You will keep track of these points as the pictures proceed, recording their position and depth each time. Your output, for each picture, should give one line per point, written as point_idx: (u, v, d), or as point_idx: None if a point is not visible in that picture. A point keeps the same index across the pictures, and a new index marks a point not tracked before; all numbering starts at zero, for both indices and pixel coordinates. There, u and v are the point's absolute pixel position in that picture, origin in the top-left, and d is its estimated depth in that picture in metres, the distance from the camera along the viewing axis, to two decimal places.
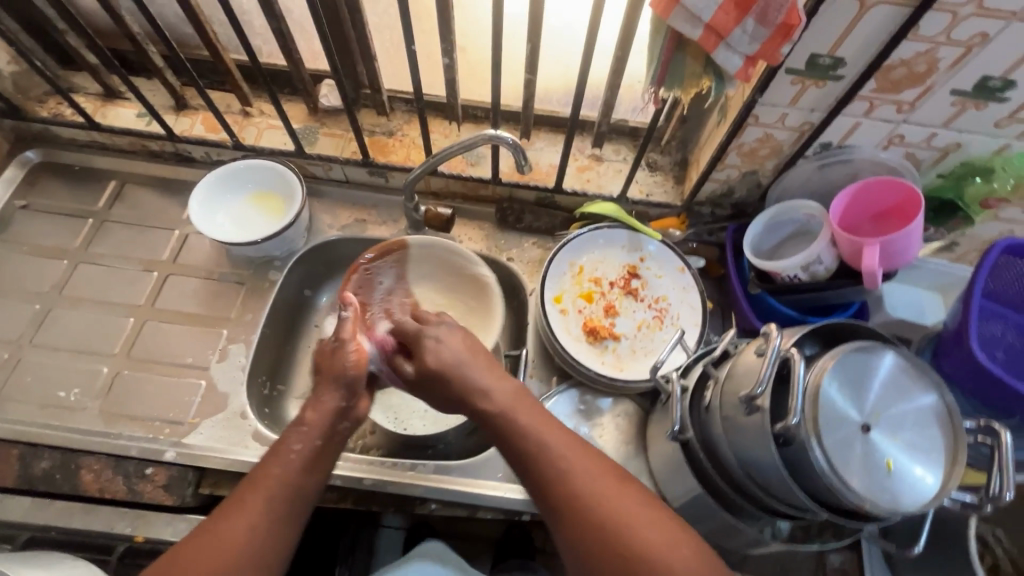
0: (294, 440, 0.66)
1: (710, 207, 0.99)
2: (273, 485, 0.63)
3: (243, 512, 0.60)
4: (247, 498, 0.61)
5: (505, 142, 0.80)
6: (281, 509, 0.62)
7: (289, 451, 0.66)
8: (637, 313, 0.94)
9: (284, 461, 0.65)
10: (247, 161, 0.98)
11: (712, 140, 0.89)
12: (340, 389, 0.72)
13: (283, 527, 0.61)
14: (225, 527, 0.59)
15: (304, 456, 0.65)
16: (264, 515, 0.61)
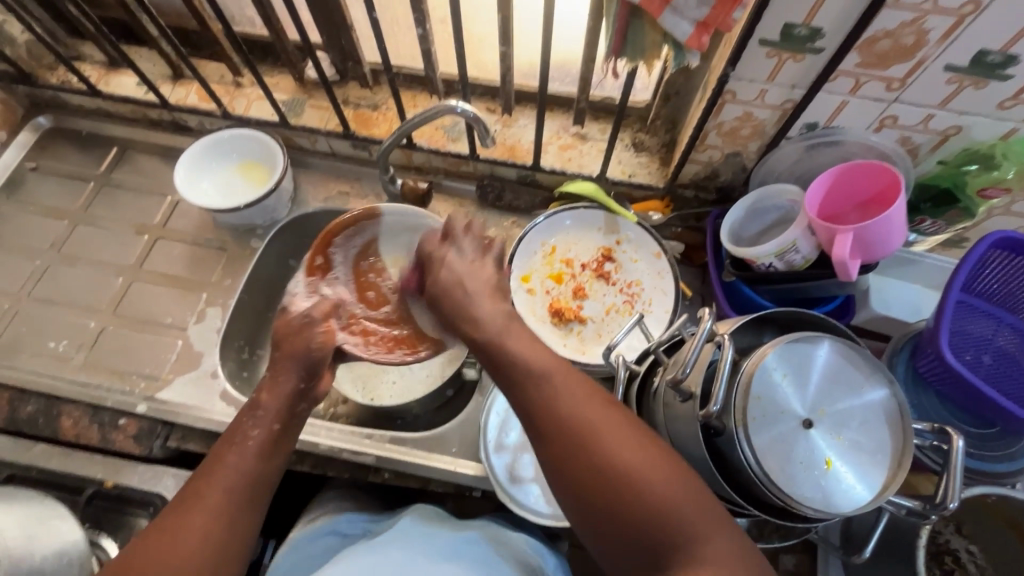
0: (251, 428, 0.66)
1: (694, 190, 0.95)
2: (230, 474, 0.62)
3: (204, 503, 0.59)
4: (208, 487, 0.61)
5: (466, 115, 0.79)
6: (240, 497, 0.61)
7: (244, 439, 0.65)
8: (607, 297, 0.92)
9: (240, 450, 0.64)
10: (233, 130, 1.01)
11: (693, 118, 0.85)
12: (299, 370, 0.71)
13: (242, 515, 0.61)
14: (185, 518, 0.58)
15: (260, 440, 0.65)
16: (225, 503, 0.60)
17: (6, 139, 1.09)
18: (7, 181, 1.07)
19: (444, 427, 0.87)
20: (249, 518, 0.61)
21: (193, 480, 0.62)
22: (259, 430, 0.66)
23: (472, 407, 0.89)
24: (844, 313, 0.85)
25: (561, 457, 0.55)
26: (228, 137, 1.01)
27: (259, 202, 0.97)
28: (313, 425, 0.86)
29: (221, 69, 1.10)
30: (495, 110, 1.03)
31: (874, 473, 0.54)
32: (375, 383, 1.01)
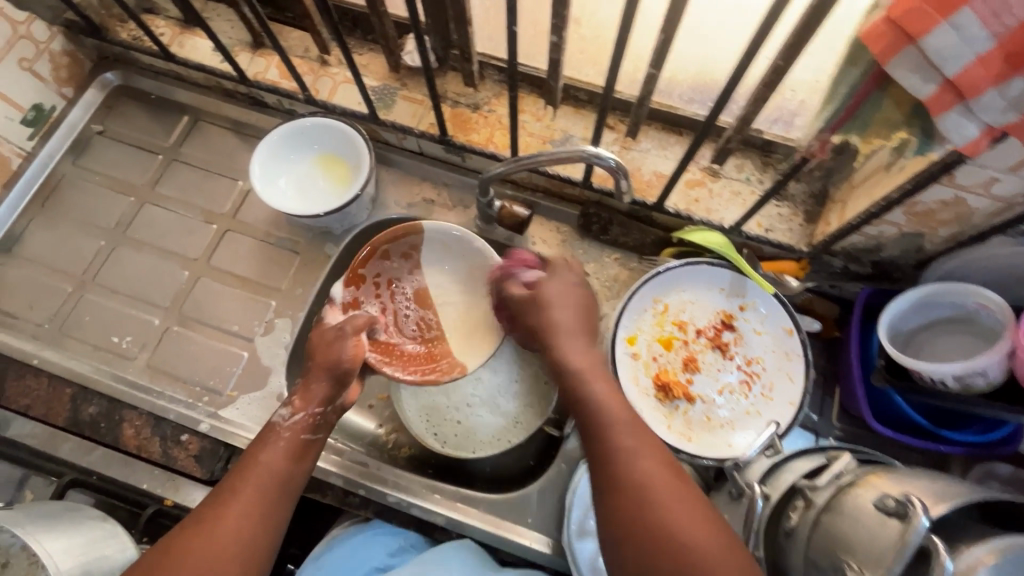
0: (279, 435, 0.65)
1: (844, 259, 0.80)
2: (247, 509, 0.58)
3: (203, 548, 0.55)
4: (215, 522, 0.57)
5: (605, 163, 0.66)
6: (250, 523, 0.58)
7: (262, 470, 0.62)
8: (721, 373, 0.80)
9: (257, 476, 0.61)
10: (316, 119, 0.89)
11: (873, 186, 0.69)
12: (330, 379, 0.69)
13: (254, 547, 0.57)
14: (191, 546, 0.55)
15: (275, 469, 0.62)
16: (238, 531, 0.57)
17: (73, 97, 0.99)
18: (74, 144, 0.99)
19: (522, 492, 0.80)
20: (266, 533, 0.58)
21: (200, 512, 0.58)
22: (283, 450, 0.64)
23: (553, 475, 0.81)
24: (1012, 441, 0.70)
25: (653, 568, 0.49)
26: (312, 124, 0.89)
27: (343, 210, 0.87)
28: (383, 470, 0.81)
29: (305, 40, 0.96)
30: (615, 127, 0.88)
31: None
32: (441, 418, 0.92)
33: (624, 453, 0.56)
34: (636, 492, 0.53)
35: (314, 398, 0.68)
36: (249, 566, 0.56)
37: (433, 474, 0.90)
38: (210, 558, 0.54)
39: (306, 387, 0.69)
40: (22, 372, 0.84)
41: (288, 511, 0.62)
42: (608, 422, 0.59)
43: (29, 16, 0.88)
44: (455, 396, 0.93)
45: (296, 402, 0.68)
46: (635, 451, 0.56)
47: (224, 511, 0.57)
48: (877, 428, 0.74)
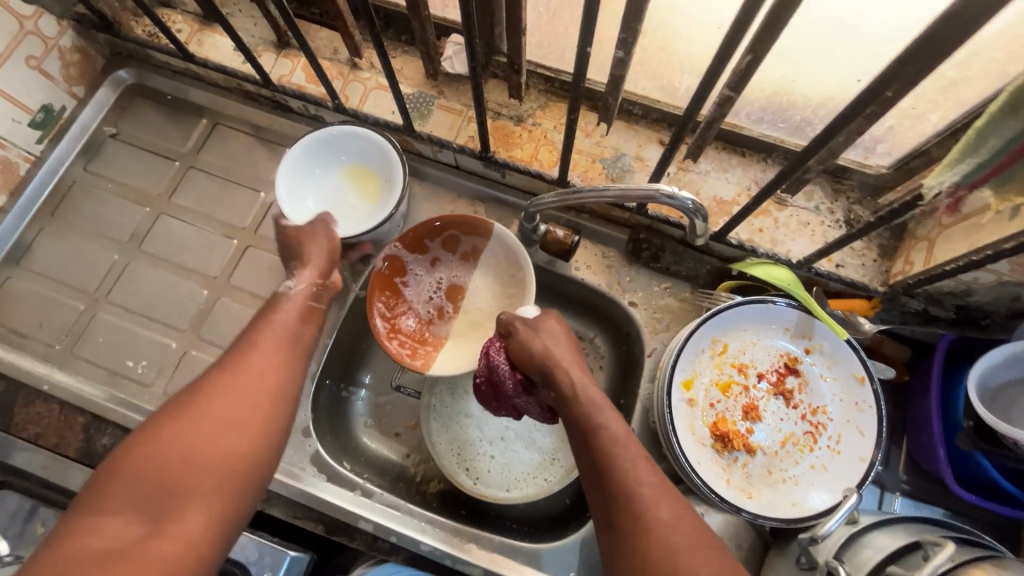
0: (284, 304, 0.69)
1: (924, 302, 0.73)
2: (271, 359, 0.61)
3: (231, 388, 0.56)
4: (240, 364, 0.59)
5: (682, 204, 0.58)
6: (271, 369, 0.60)
7: (275, 329, 0.65)
8: (784, 423, 0.74)
9: (269, 334, 0.64)
10: (341, 128, 0.82)
11: (975, 229, 0.62)
12: (319, 257, 0.74)
13: (277, 391, 0.59)
14: (220, 384, 0.56)
15: (288, 330, 0.66)
16: (260, 375, 0.59)
17: (84, 96, 0.92)
18: (86, 148, 0.92)
19: (562, 543, 0.74)
20: (286, 382, 0.60)
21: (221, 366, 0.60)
22: (292, 311, 0.68)
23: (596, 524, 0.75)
24: None
25: None
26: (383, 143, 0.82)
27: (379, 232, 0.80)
28: (415, 514, 0.76)
29: (334, 41, 0.89)
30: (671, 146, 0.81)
31: None
32: (473, 453, 0.87)
33: (636, 499, 0.55)
34: (650, 537, 0.53)
35: (310, 265, 0.73)
36: (279, 408, 0.58)
37: (465, 515, 0.84)
38: (241, 395, 0.56)
39: (304, 260, 0.74)
40: (31, 398, 0.79)
41: (303, 363, 0.64)
42: (620, 457, 0.57)
43: (37, 10, 0.81)
44: (489, 429, 0.88)
45: (295, 272, 0.72)
46: (651, 500, 0.55)
47: (247, 359, 0.60)
48: (959, 493, 0.67)
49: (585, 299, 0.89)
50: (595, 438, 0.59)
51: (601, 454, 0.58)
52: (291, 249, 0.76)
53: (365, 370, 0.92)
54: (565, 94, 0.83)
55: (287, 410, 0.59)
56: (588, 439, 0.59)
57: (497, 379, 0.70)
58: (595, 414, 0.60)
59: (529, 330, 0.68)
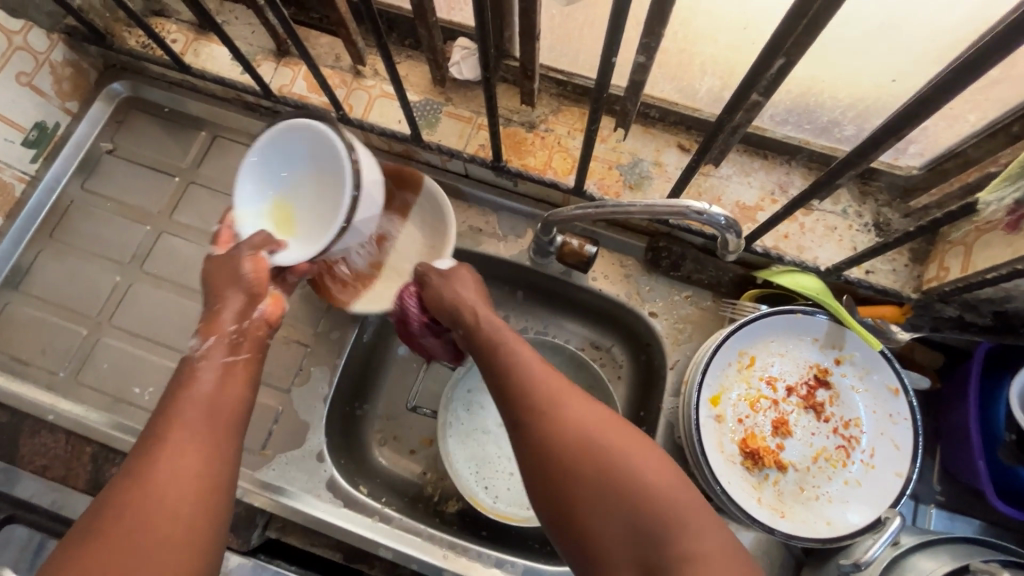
0: (202, 370, 0.59)
1: (959, 309, 0.70)
2: (189, 442, 0.53)
3: (150, 505, 0.49)
4: (156, 469, 0.50)
5: (715, 222, 0.55)
6: (196, 464, 0.52)
7: (192, 403, 0.56)
8: (816, 437, 0.71)
9: (186, 415, 0.55)
10: (294, 125, 0.68)
11: (1021, 237, 0.59)
12: (239, 293, 0.64)
13: (212, 487, 0.52)
14: (140, 503, 0.49)
15: (205, 400, 0.56)
16: (185, 476, 0.51)
17: (78, 111, 0.89)
18: (82, 165, 0.89)
19: None
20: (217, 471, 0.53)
21: (132, 470, 0.51)
22: (210, 380, 0.58)
23: None
24: None
25: (568, 483, 0.54)
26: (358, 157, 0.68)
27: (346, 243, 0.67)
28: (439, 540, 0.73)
29: (335, 47, 0.85)
30: (690, 149, 0.78)
31: None
32: (493, 471, 0.85)
33: (535, 392, 0.58)
34: (544, 421, 0.56)
35: (224, 317, 0.63)
36: (207, 507, 0.51)
37: (486, 536, 0.82)
38: (166, 510, 0.49)
39: (215, 310, 0.63)
40: (37, 428, 0.77)
41: (235, 433, 0.57)
42: (514, 361, 0.61)
43: (26, 24, 0.78)
44: (507, 445, 0.86)
45: (206, 328, 0.63)
46: (545, 388, 0.59)
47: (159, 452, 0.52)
48: (1000, 507, 0.65)
49: (603, 309, 0.86)
50: (496, 355, 0.63)
51: (498, 363, 0.62)
52: (209, 289, 0.66)
53: (378, 387, 0.89)
54: (579, 98, 0.80)
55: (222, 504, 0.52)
56: (488, 354, 0.64)
57: (406, 319, 0.75)
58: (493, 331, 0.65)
59: (440, 276, 0.72)
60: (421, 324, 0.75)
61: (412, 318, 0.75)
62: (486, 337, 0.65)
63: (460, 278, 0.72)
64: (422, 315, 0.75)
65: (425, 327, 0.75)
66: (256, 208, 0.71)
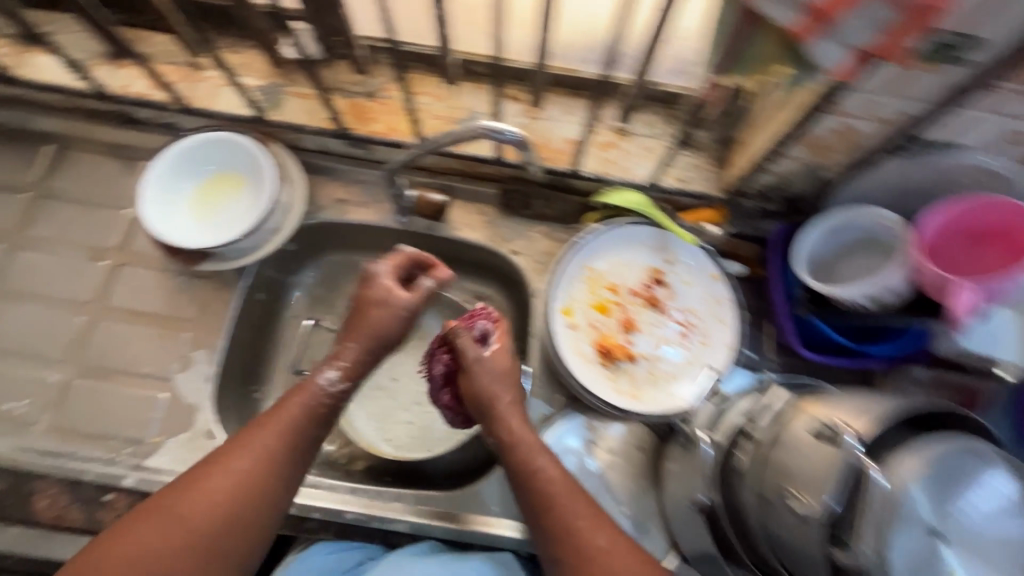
0: (300, 395, 0.64)
1: (756, 200, 0.82)
2: (225, 479, 0.57)
3: (200, 498, 0.56)
4: (208, 481, 0.57)
5: (506, 137, 0.64)
6: (249, 492, 0.57)
7: (283, 420, 0.61)
8: (659, 329, 0.81)
9: (249, 447, 0.59)
10: (237, 137, 0.81)
11: (772, 123, 0.71)
12: (370, 345, 0.68)
13: (252, 516, 0.57)
14: (185, 501, 0.56)
15: (297, 417, 0.62)
16: (231, 496, 0.56)
17: None
18: None
19: (477, 484, 0.78)
20: (270, 501, 0.58)
21: (202, 461, 0.59)
22: (300, 408, 0.63)
23: None
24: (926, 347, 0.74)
25: None
26: (280, 195, 0.81)
27: (234, 244, 0.78)
28: (336, 487, 0.77)
29: (170, 44, 0.87)
30: (519, 97, 0.86)
31: None
32: (392, 424, 0.89)
33: (578, 531, 0.60)
34: (569, 539, 0.60)
35: (354, 366, 0.67)
36: (245, 529, 0.57)
37: (392, 481, 0.86)
38: (209, 515, 0.55)
39: (346, 348, 0.68)
40: None
41: (302, 472, 0.62)
42: (558, 497, 0.62)
43: None
44: (403, 398, 0.90)
45: (346, 370, 0.66)
46: (589, 528, 0.60)
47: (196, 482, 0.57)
48: (806, 355, 0.76)
49: (472, 258, 0.92)
50: (534, 481, 0.64)
51: (539, 488, 0.63)
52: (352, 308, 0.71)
53: (269, 367, 0.91)
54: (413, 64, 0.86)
55: (252, 539, 0.57)
56: (526, 482, 0.64)
57: (433, 383, 0.76)
58: (533, 456, 0.65)
59: (483, 371, 0.69)
60: (445, 396, 0.76)
61: (439, 387, 0.76)
62: (521, 457, 0.65)
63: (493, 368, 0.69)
64: (446, 386, 0.75)
65: (441, 397, 0.76)
66: (177, 180, 0.81)
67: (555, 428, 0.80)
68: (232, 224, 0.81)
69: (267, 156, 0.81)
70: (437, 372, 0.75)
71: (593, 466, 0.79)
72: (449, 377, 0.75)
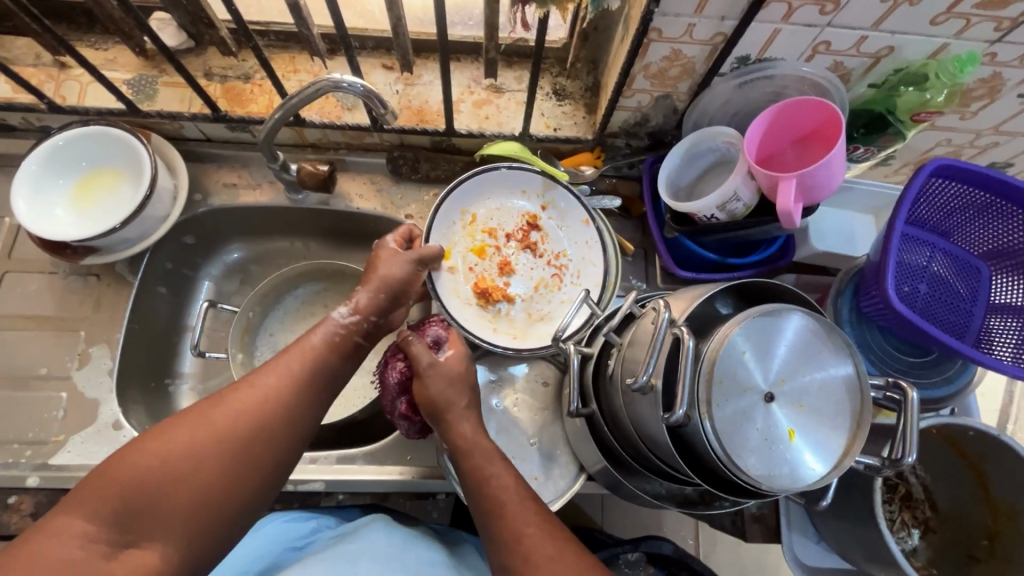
0: (324, 335, 0.65)
1: (625, 138, 0.88)
2: (226, 409, 0.56)
3: (194, 430, 0.54)
4: (202, 414, 0.55)
5: (353, 89, 0.68)
6: (249, 422, 0.56)
7: (307, 355, 0.62)
8: (535, 271, 0.85)
9: (279, 377, 0.59)
10: (109, 128, 0.81)
11: (618, 59, 0.76)
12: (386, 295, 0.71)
13: (258, 444, 0.56)
14: (181, 430, 0.54)
15: (321, 359, 0.63)
16: (233, 425, 0.55)
17: None
18: None
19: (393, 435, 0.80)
20: (275, 431, 0.57)
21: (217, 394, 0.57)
22: (328, 349, 0.64)
23: None
24: (786, 252, 0.81)
25: None
26: (160, 180, 0.81)
27: (117, 232, 0.78)
28: None
29: (34, 46, 0.87)
30: (393, 66, 0.89)
31: (832, 441, 0.53)
32: None
33: (523, 541, 0.57)
34: (518, 550, 0.57)
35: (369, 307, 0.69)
36: (248, 457, 0.55)
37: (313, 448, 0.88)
38: (206, 443, 0.53)
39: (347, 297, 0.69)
40: None
41: (319, 406, 0.61)
42: (506, 503, 0.60)
43: None
44: None
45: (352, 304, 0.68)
46: (536, 537, 0.57)
47: (177, 423, 0.54)
48: (682, 274, 0.81)
49: (371, 228, 0.95)
50: (485, 488, 0.61)
51: (491, 496, 0.61)
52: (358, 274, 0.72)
53: (179, 359, 0.91)
54: (285, 44, 0.88)
55: (258, 470, 0.56)
56: (475, 489, 0.62)
57: (386, 391, 0.72)
58: (485, 463, 0.63)
59: (436, 376, 0.68)
60: (400, 405, 0.72)
61: (394, 397, 0.72)
62: (472, 465, 0.63)
63: (450, 376, 0.68)
64: (401, 394, 0.72)
65: (399, 406, 0.72)
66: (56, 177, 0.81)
67: None
68: (115, 214, 0.80)
69: (141, 142, 0.80)
70: (392, 382, 0.72)
71: (498, 405, 0.82)
72: (402, 385, 0.72)
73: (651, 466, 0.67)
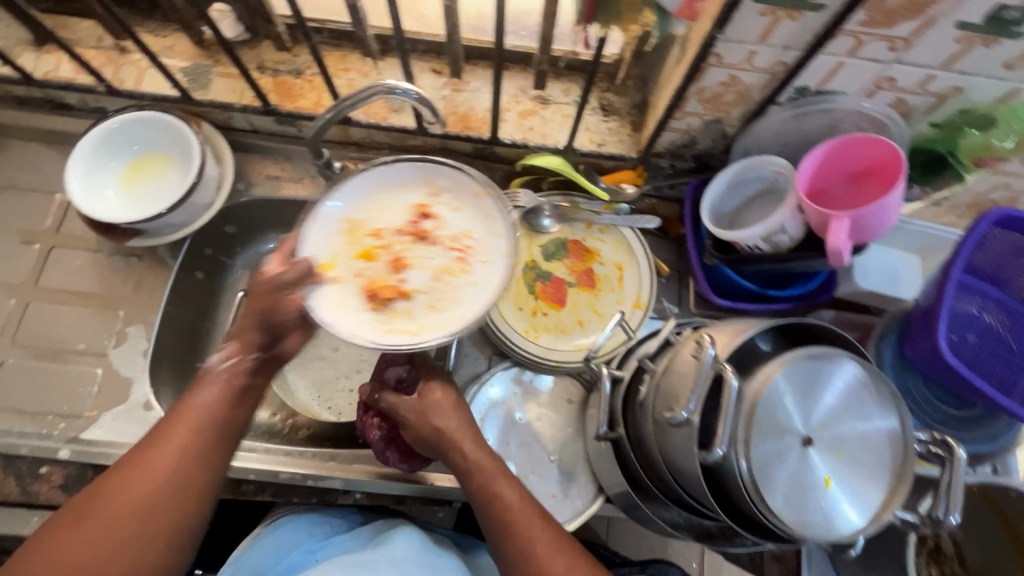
0: (206, 385, 0.58)
1: (670, 158, 0.86)
2: (136, 485, 0.52)
3: (108, 511, 0.51)
4: (111, 489, 0.52)
5: (408, 95, 0.68)
6: (165, 489, 0.53)
7: (193, 412, 0.56)
8: (431, 260, 0.64)
9: (176, 434, 0.55)
10: (162, 114, 0.82)
11: (671, 80, 0.75)
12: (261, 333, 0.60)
13: (176, 505, 0.53)
14: (95, 514, 0.51)
15: (211, 403, 0.57)
16: (147, 495, 0.52)
17: None
18: None
19: None
20: (198, 485, 0.54)
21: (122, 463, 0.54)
22: (214, 395, 0.58)
23: None
24: (827, 288, 0.80)
25: None
26: (207, 169, 0.82)
27: (164, 218, 0.79)
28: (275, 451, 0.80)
29: (96, 30, 0.89)
30: (442, 71, 0.90)
31: (870, 494, 0.52)
32: (332, 391, 0.91)
33: (534, 559, 0.57)
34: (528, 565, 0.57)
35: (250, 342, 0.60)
36: (172, 517, 0.53)
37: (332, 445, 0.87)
38: (118, 524, 0.51)
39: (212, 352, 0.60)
40: None
41: (229, 450, 0.58)
42: (515, 521, 0.60)
43: None
44: (343, 365, 0.92)
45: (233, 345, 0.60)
46: (547, 556, 0.57)
47: (90, 510, 0.51)
48: (718, 302, 0.80)
49: None
50: (494, 508, 0.61)
51: (501, 517, 0.60)
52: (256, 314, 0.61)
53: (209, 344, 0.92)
54: (337, 42, 0.89)
55: (187, 522, 0.54)
56: (485, 509, 0.61)
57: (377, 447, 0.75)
58: (492, 481, 0.62)
59: (417, 413, 0.66)
60: (395, 457, 0.75)
61: (386, 449, 0.75)
62: (481, 483, 0.62)
63: (445, 407, 0.66)
64: (391, 445, 0.74)
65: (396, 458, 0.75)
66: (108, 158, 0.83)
67: (487, 383, 0.82)
68: (162, 198, 0.82)
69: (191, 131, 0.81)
70: (381, 437, 0.74)
71: (522, 417, 0.82)
72: (387, 436, 0.74)
73: (674, 497, 0.66)
